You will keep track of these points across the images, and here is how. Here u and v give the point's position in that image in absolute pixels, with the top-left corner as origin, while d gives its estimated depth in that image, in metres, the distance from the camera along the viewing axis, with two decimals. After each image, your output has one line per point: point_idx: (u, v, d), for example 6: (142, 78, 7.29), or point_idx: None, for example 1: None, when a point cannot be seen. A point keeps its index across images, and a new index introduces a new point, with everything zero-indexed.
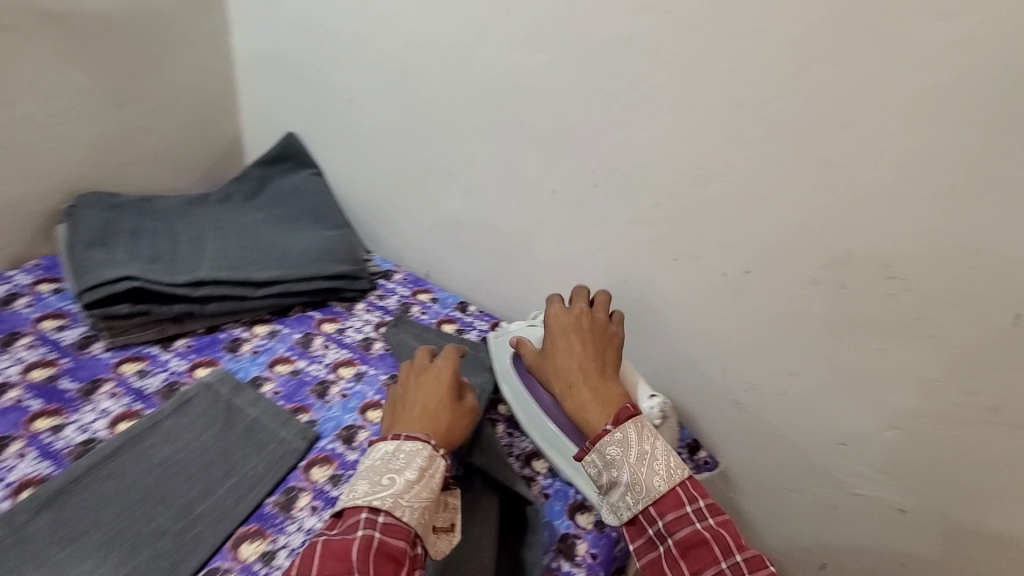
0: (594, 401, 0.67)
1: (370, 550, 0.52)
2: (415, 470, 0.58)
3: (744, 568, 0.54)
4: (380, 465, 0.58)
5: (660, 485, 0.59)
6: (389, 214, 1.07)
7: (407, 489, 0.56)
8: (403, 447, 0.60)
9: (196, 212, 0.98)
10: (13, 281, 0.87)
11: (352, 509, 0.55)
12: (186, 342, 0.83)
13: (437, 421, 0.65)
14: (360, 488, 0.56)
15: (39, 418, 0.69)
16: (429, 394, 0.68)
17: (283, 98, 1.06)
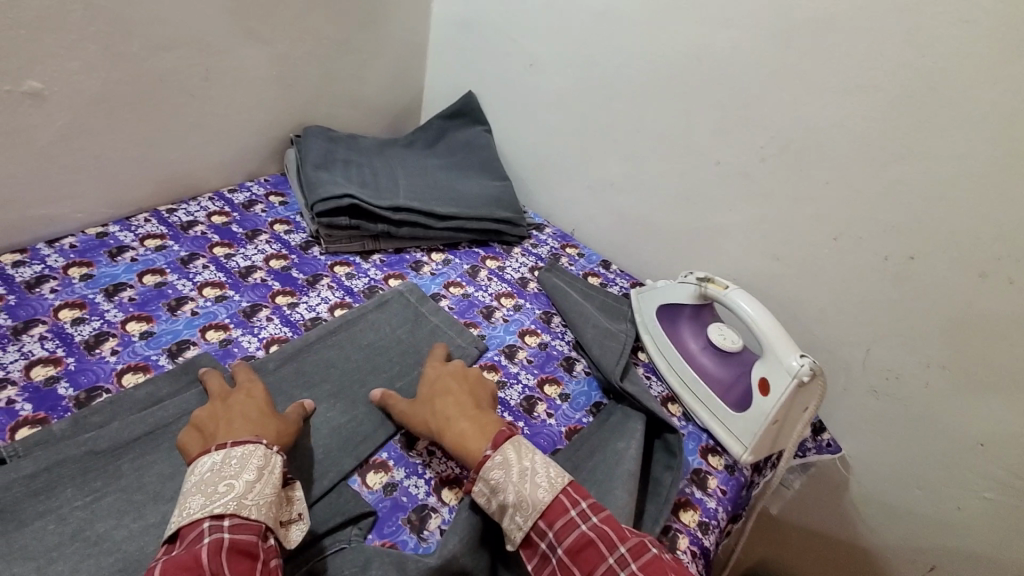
0: (473, 427, 0.64)
1: (222, 551, 0.49)
2: (253, 470, 0.55)
3: (629, 557, 0.54)
4: (210, 475, 0.54)
5: (546, 496, 0.58)
6: (548, 173, 1.17)
7: (249, 490, 0.53)
8: (232, 453, 0.56)
9: (389, 152, 1.14)
10: (251, 190, 1.07)
11: (190, 525, 0.51)
12: (381, 257, 0.99)
13: (261, 428, 0.61)
14: (193, 503, 0.52)
15: (279, 295, 0.87)
16: (235, 410, 0.63)
17: (468, 59, 1.19)
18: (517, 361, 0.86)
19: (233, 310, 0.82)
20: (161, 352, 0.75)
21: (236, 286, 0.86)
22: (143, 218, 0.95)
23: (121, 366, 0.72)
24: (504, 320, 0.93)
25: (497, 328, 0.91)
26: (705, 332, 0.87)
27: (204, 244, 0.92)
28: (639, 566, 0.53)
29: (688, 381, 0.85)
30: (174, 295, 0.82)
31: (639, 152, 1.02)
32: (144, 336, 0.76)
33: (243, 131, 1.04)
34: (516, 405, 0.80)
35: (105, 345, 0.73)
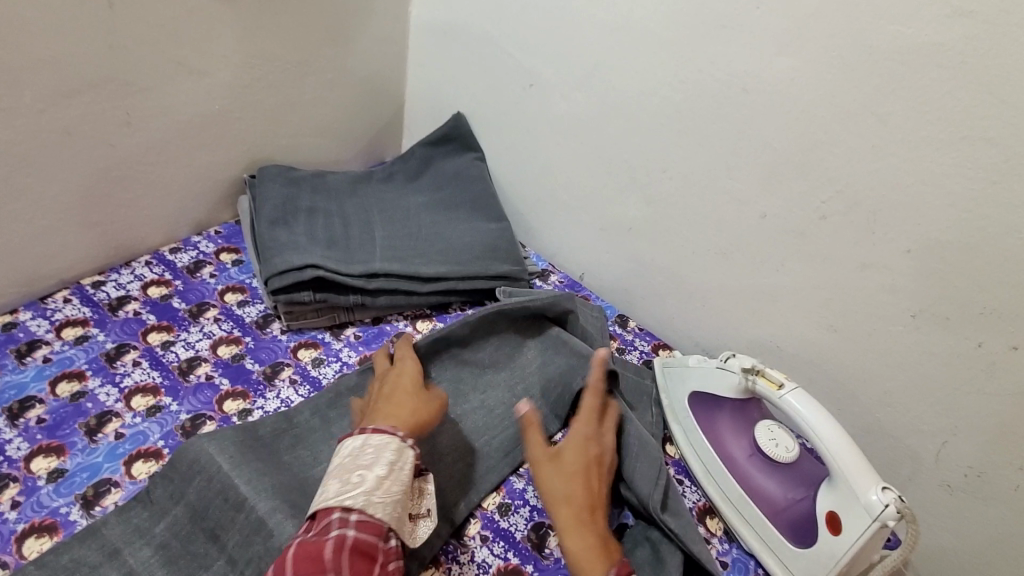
0: (611, 548, 0.58)
1: (344, 548, 0.47)
2: (384, 464, 0.52)
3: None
4: (348, 461, 0.53)
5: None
6: (553, 211, 0.99)
7: (378, 485, 0.51)
8: (370, 441, 0.54)
9: (363, 191, 0.96)
10: (198, 247, 0.89)
11: (324, 510, 0.50)
12: (355, 331, 0.83)
13: (403, 415, 0.61)
14: (331, 488, 0.51)
15: (227, 397, 0.71)
16: (396, 392, 0.64)
17: (457, 74, 0.99)
18: (524, 473, 0.71)
19: (169, 427, 0.67)
20: (74, 501, 0.59)
21: (173, 388, 0.70)
22: (61, 297, 0.78)
23: (21, 526, 0.57)
24: None
25: None
26: (752, 434, 0.71)
27: (137, 329, 0.76)
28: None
29: (732, 496, 0.69)
30: (95, 411, 0.66)
31: (666, 195, 0.85)
32: (53, 478, 0.60)
33: (186, 179, 0.86)
34: (523, 541, 0.65)
35: (3, 496, 0.58)
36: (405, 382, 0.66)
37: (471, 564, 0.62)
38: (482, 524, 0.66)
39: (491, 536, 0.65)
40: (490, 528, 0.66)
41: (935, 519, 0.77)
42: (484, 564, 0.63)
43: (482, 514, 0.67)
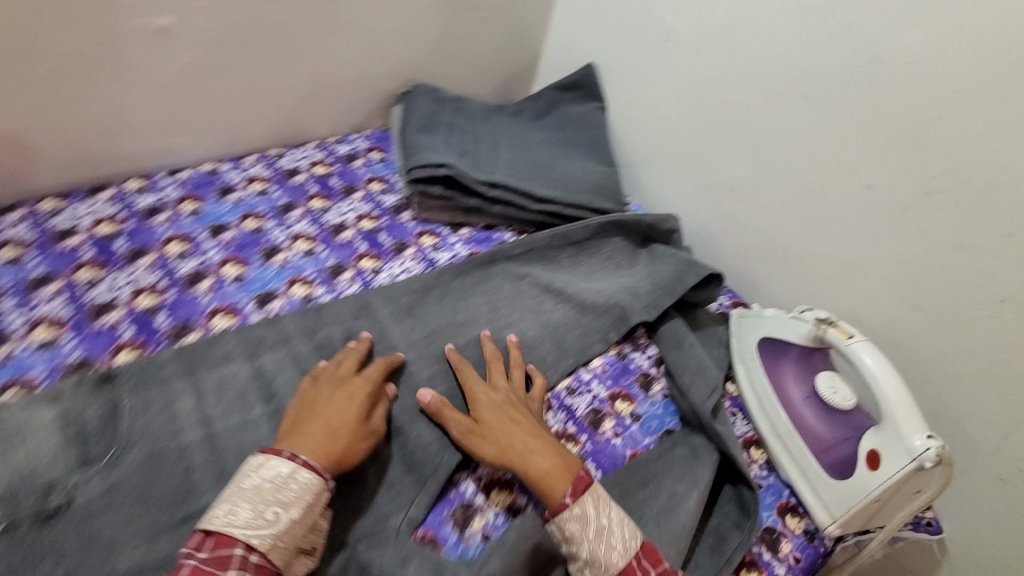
0: (568, 458, 0.63)
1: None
2: (302, 506, 0.53)
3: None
4: (269, 489, 0.52)
5: (620, 562, 0.57)
6: (661, 164, 1.07)
7: (287, 531, 0.51)
8: (297, 475, 0.54)
9: (495, 120, 1.09)
10: (355, 143, 1.07)
11: (225, 539, 0.49)
12: (468, 232, 0.96)
13: (329, 448, 0.58)
14: (240, 515, 0.51)
15: (363, 258, 0.87)
16: (329, 406, 0.62)
17: (597, 27, 1.09)
18: (591, 369, 0.82)
19: (319, 267, 0.84)
20: (249, 299, 0.77)
21: (324, 241, 0.88)
22: (251, 159, 0.97)
23: (212, 306, 0.75)
24: (615, 434, 0.75)
25: (603, 442, 0.74)
26: (813, 381, 0.76)
27: (303, 194, 0.94)
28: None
29: (780, 431, 0.75)
30: (268, 244, 0.85)
31: (772, 158, 0.90)
32: (237, 280, 0.79)
33: (357, 84, 1.03)
34: (582, 417, 0.75)
35: (202, 284, 0.78)
36: (354, 407, 0.62)
37: None
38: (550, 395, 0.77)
39: (555, 406, 0.76)
40: (556, 400, 0.77)
41: (988, 512, 0.77)
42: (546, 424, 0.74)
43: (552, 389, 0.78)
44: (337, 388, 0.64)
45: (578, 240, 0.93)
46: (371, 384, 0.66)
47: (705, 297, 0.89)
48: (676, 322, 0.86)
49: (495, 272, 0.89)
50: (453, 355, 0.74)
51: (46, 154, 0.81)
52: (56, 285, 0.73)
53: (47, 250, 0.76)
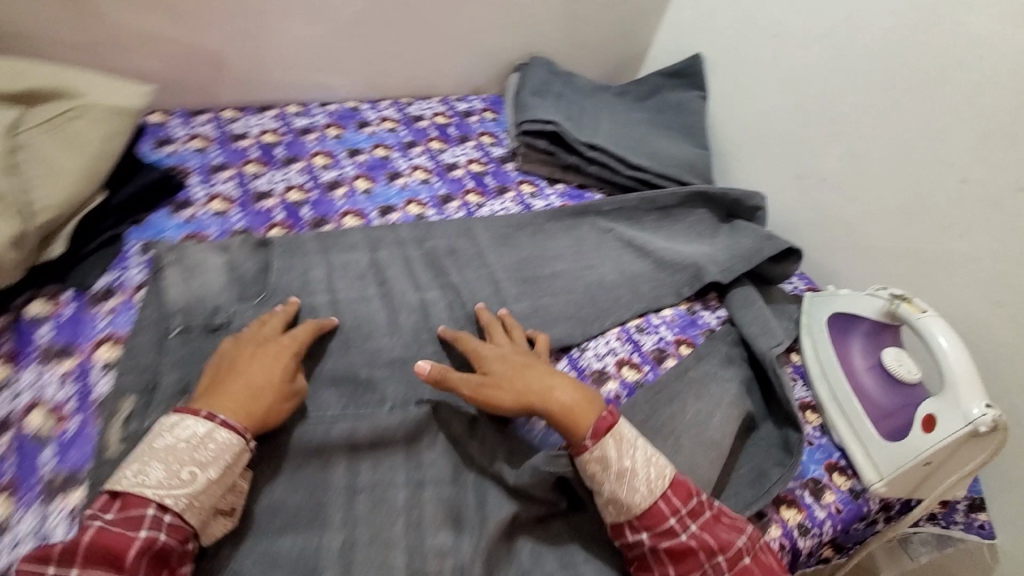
0: (585, 396, 0.64)
1: (145, 555, 0.48)
2: (220, 467, 0.53)
3: (726, 567, 0.57)
4: (183, 450, 0.52)
5: (642, 502, 0.59)
6: (754, 153, 1.11)
7: (203, 491, 0.51)
8: (214, 435, 0.53)
9: (600, 96, 1.18)
10: (472, 102, 1.20)
11: (137, 498, 0.49)
12: (563, 188, 1.06)
13: (251, 407, 0.57)
14: (153, 476, 0.50)
15: (469, 193, 0.99)
16: (252, 366, 0.60)
17: (709, 21, 1.17)
18: (661, 316, 0.88)
19: (432, 193, 0.97)
20: (375, 207, 0.91)
21: (439, 175, 1.01)
22: (386, 103, 1.13)
23: (345, 208, 0.90)
24: None
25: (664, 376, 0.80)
26: (878, 354, 0.78)
27: (424, 136, 1.08)
28: (754, 562, 0.58)
29: (839, 395, 0.78)
30: (393, 169, 0.99)
31: (868, 150, 0.93)
32: (366, 192, 0.93)
33: (484, 50, 1.16)
34: (647, 351, 0.82)
35: (339, 190, 0.92)
36: (278, 367, 0.61)
37: (605, 345, 0.82)
38: (620, 329, 0.85)
39: (624, 338, 0.83)
40: (625, 333, 0.84)
41: None
42: (613, 350, 0.82)
43: (624, 324, 0.85)
44: (261, 346, 0.63)
45: (663, 207, 1.00)
46: (298, 344, 0.65)
47: (781, 271, 0.94)
48: (748, 289, 0.91)
49: (583, 223, 0.97)
50: (445, 330, 0.74)
51: (234, 72, 0.99)
52: (230, 172, 0.90)
53: (224, 146, 0.94)
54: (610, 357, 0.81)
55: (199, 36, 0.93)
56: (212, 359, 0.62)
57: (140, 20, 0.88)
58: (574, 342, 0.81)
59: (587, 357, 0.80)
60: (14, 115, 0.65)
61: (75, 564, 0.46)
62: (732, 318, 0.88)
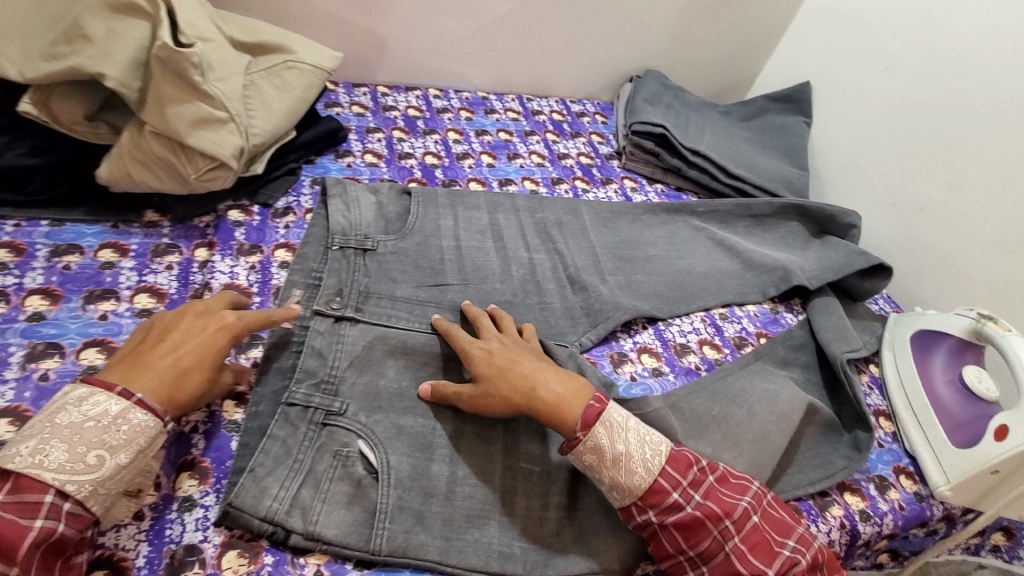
0: (567, 394, 0.62)
1: (44, 543, 0.45)
2: (132, 453, 0.50)
3: (735, 530, 0.58)
4: (94, 431, 0.49)
5: (642, 482, 0.59)
6: (852, 180, 1.15)
7: (110, 478, 0.49)
8: (130, 417, 0.50)
9: (706, 112, 1.27)
10: (585, 105, 1.32)
11: (33, 483, 0.46)
12: (661, 188, 1.14)
13: (175, 388, 0.54)
14: (56, 459, 0.47)
15: (578, 179, 1.10)
16: (185, 346, 0.57)
17: (822, 54, 1.24)
18: (744, 310, 0.95)
19: (544, 175, 1.08)
20: (496, 179, 1.04)
21: (552, 161, 1.12)
22: (510, 97, 1.27)
23: (471, 176, 1.03)
24: None
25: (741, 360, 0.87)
26: (958, 371, 0.82)
27: (542, 127, 1.20)
28: (762, 519, 0.60)
29: (916, 405, 0.82)
30: (513, 151, 1.12)
31: (972, 182, 0.97)
32: (489, 166, 1.07)
33: (605, 60, 1.29)
34: (728, 336, 0.90)
35: (466, 161, 1.06)
36: (213, 350, 0.58)
37: (689, 324, 0.90)
38: (705, 314, 0.93)
39: (708, 321, 0.91)
40: (709, 318, 0.92)
41: None
42: (697, 330, 0.90)
43: (708, 311, 0.93)
44: (200, 321, 0.59)
45: (757, 214, 1.05)
46: (243, 325, 0.61)
47: (869, 287, 0.98)
48: (833, 299, 0.95)
49: (677, 220, 1.04)
50: (438, 321, 0.72)
51: (390, 55, 1.15)
52: (381, 134, 1.05)
53: (377, 114, 1.10)
54: (693, 335, 0.89)
55: (372, 22, 1.10)
56: (145, 326, 0.59)
57: (330, 5, 1.05)
58: (662, 316, 0.89)
59: (672, 330, 0.89)
60: (248, 59, 0.83)
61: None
62: (811, 322, 0.92)
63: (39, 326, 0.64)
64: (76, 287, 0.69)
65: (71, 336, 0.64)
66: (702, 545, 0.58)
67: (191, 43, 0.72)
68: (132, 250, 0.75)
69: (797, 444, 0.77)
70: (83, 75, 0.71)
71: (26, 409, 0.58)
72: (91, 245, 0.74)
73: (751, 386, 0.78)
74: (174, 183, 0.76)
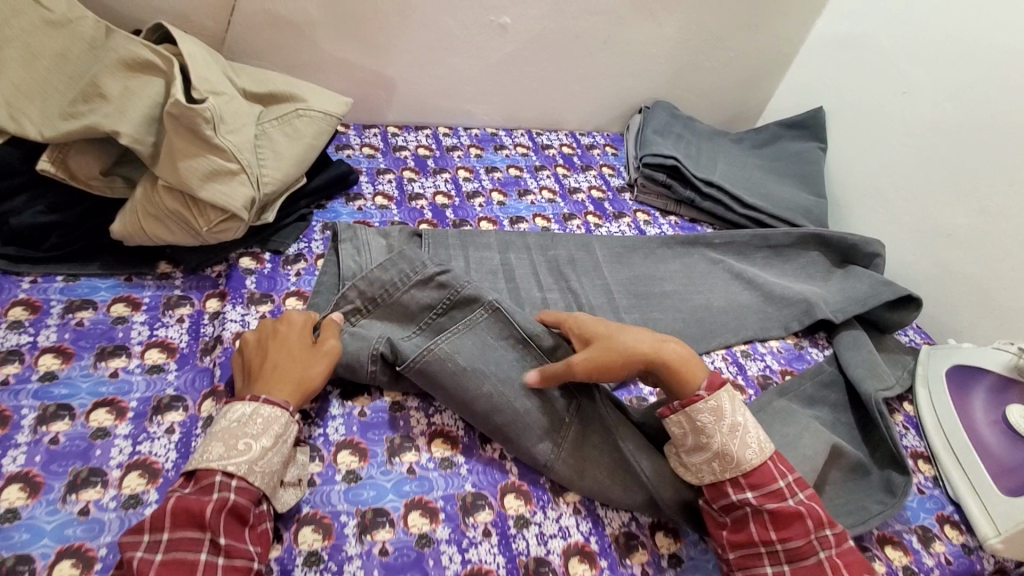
0: (689, 356, 0.66)
1: (224, 511, 0.50)
2: (272, 436, 0.55)
3: (833, 542, 0.58)
4: (235, 427, 0.55)
5: (752, 458, 0.61)
6: (873, 206, 1.12)
7: (261, 457, 0.54)
8: (260, 410, 0.56)
9: (718, 141, 1.25)
10: (595, 138, 1.32)
11: (205, 471, 0.52)
12: (675, 220, 1.12)
13: (286, 380, 0.60)
14: (214, 451, 0.53)
15: (590, 215, 1.09)
16: (268, 351, 0.62)
17: (834, 79, 1.23)
18: (767, 346, 0.92)
19: (556, 211, 1.07)
20: (507, 218, 1.03)
21: (564, 197, 1.11)
22: (519, 132, 1.27)
23: (481, 215, 1.02)
24: None
25: None
26: (1005, 408, 0.77)
27: (552, 162, 1.20)
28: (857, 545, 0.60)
29: (956, 446, 0.77)
30: (523, 187, 1.11)
31: (1002, 206, 0.93)
32: (500, 203, 1.06)
33: (613, 92, 1.29)
34: (751, 375, 0.86)
35: (476, 200, 1.05)
36: (290, 344, 0.63)
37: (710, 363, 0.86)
38: (726, 352, 0.89)
39: (729, 360, 0.88)
40: (731, 356, 0.88)
41: None
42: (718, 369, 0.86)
43: (729, 348, 0.90)
44: (266, 334, 0.65)
45: (776, 244, 1.03)
46: (299, 320, 0.66)
47: (897, 319, 0.94)
48: (862, 333, 0.91)
49: (693, 253, 1.01)
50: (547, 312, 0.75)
51: (399, 96, 1.16)
52: (391, 175, 1.05)
53: (388, 154, 1.10)
54: None
55: (381, 65, 1.11)
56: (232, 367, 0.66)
57: (340, 50, 1.07)
58: None
59: None
60: (259, 110, 0.84)
61: (165, 529, 0.49)
62: (839, 358, 0.89)
63: (51, 386, 0.64)
64: (88, 344, 0.69)
65: (82, 396, 0.64)
66: (792, 542, 0.58)
67: (202, 99, 0.74)
68: (145, 304, 0.75)
69: (828, 492, 0.73)
70: (99, 133, 0.72)
71: (36, 474, 0.57)
72: (104, 299, 0.74)
73: (780, 429, 0.75)
74: (185, 236, 0.76)
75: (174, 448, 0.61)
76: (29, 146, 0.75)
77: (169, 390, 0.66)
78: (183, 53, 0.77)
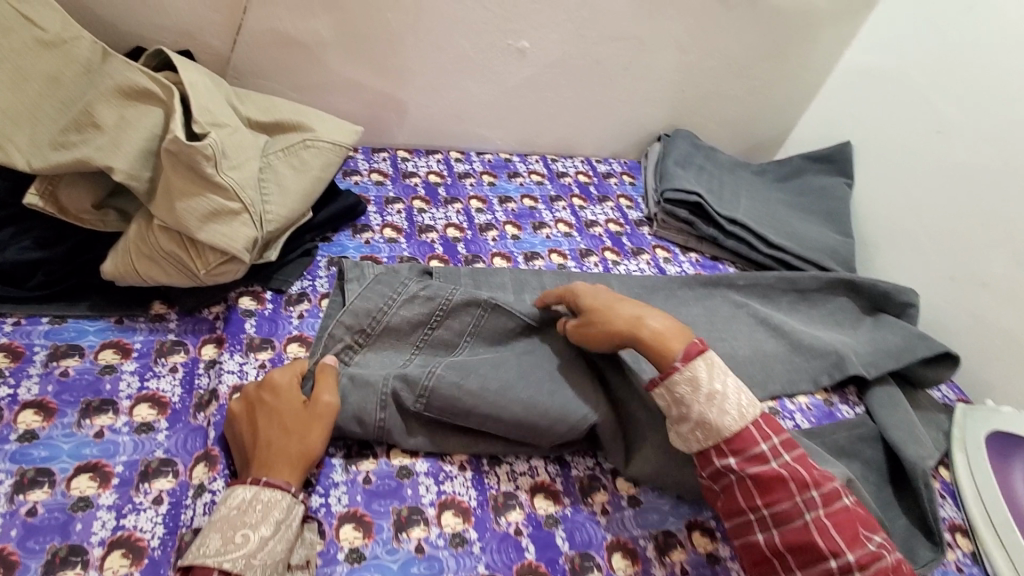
0: (671, 328, 0.64)
1: None
2: (272, 523, 0.52)
3: (820, 502, 0.56)
4: (234, 516, 0.51)
5: (732, 424, 0.59)
6: (902, 248, 1.08)
7: (261, 548, 0.51)
8: (261, 495, 0.53)
9: (740, 173, 1.21)
10: (612, 165, 1.27)
11: (200, 569, 0.49)
12: (696, 257, 1.08)
13: (284, 455, 0.56)
14: (210, 545, 0.50)
15: (607, 250, 1.04)
16: (259, 423, 0.58)
17: (863, 112, 1.18)
18: (795, 402, 0.87)
19: (573, 246, 1.02)
20: (521, 253, 0.98)
21: (580, 231, 1.06)
22: (534, 158, 1.22)
23: (495, 250, 0.97)
24: None
25: None
26: None
27: (568, 191, 1.15)
28: (852, 504, 0.57)
29: (998, 521, 0.73)
30: (538, 220, 1.06)
31: None
32: (514, 238, 1.01)
33: (632, 118, 1.24)
34: None
35: (489, 233, 1.00)
36: (281, 412, 0.59)
37: None
38: None
39: None
40: None
41: None
42: None
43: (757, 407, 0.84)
44: (254, 402, 0.60)
45: (803, 289, 0.98)
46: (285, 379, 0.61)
47: (933, 375, 0.90)
48: (896, 392, 0.88)
49: (715, 295, 0.95)
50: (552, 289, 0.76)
51: (411, 119, 1.11)
52: (400, 205, 1.00)
53: (397, 182, 1.05)
54: None
55: (392, 88, 1.06)
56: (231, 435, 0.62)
57: (351, 72, 1.02)
58: None
59: None
60: (264, 140, 0.79)
61: None
62: (873, 416, 0.84)
63: (30, 447, 0.59)
64: (72, 397, 0.63)
65: (63, 460, 0.59)
66: (778, 505, 0.57)
67: (204, 133, 0.69)
68: (135, 350, 0.70)
69: None
70: (92, 166, 0.67)
71: (11, 552, 0.52)
72: (92, 345, 0.69)
73: None
74: (182, 278, 0.71)
75: (162, 521, 0.56)
76: (18, 177, 0.70)
77: (158, 453, 0.61)
78: (185, 81, 0.72)
